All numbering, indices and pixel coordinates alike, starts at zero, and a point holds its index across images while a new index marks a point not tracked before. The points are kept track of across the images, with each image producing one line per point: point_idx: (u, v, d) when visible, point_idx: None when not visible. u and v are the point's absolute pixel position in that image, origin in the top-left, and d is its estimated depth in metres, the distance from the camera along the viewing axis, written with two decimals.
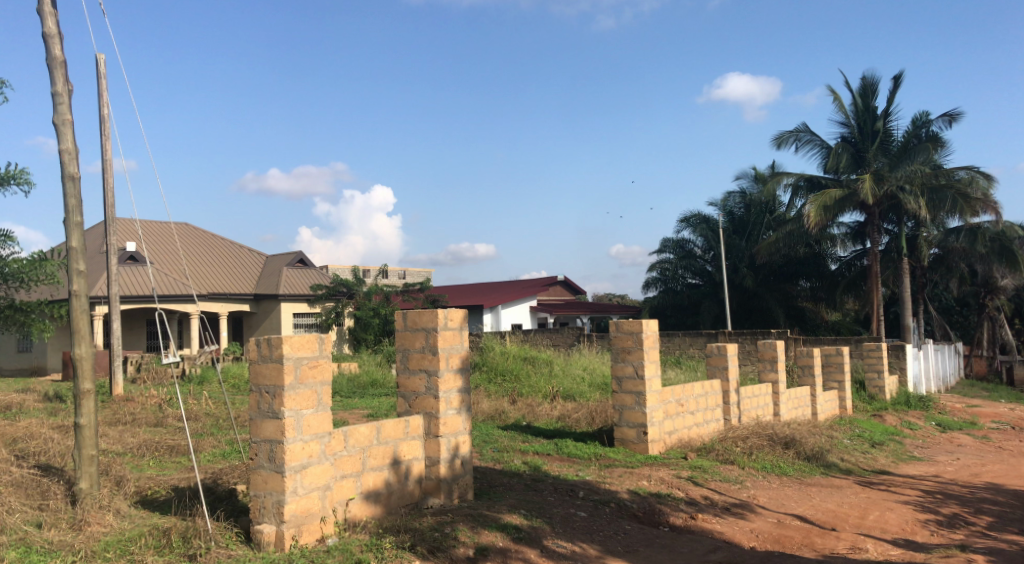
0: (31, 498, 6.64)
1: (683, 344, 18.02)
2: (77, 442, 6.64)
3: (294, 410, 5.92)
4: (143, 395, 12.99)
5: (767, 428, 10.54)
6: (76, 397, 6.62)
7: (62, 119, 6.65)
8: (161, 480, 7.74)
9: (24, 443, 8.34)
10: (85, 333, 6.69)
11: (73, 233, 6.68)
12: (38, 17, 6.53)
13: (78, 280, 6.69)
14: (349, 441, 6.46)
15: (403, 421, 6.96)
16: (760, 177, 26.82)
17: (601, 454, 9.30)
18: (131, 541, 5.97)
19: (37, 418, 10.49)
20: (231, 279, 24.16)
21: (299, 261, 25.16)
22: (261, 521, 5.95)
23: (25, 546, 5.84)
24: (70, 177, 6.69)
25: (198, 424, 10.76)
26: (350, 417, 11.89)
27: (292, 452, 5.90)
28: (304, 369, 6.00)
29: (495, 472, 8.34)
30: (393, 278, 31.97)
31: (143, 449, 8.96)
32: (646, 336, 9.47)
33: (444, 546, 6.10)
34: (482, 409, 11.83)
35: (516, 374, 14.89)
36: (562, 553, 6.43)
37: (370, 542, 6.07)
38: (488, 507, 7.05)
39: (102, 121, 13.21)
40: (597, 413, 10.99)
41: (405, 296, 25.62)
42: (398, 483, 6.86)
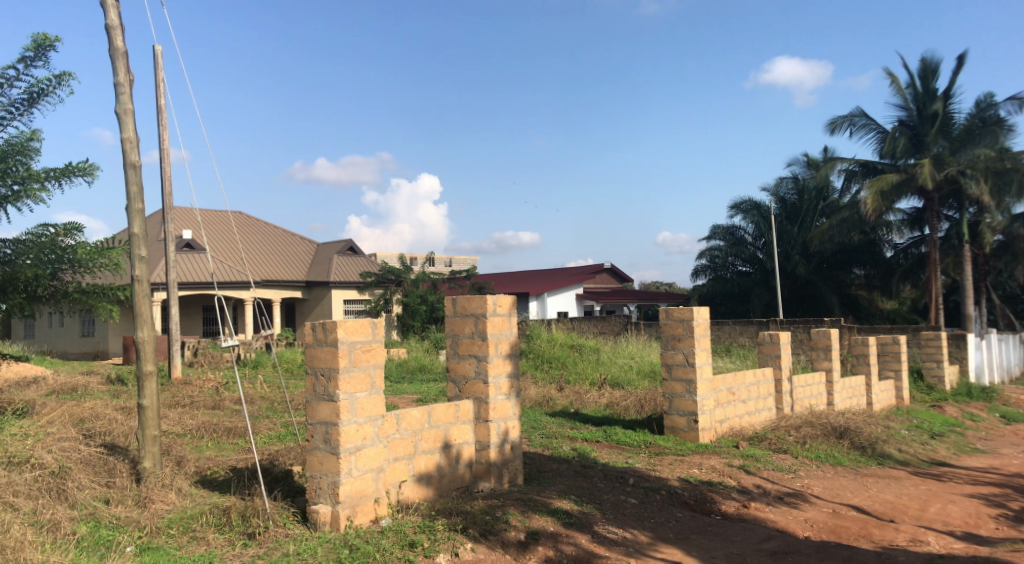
0: (99, 475, 6.87)
1: (734, 332, 17.74)
2: (140, 421, 6.85)
3: (349, 394, 6.03)
4: (200, 378, 13.38)
5: (821, 418, 10.33)
6: (138, 378, 6.83)
7: (123, 108, 6.84)
8: (219, 460, 7.97)
9: (90, 423, 8.67)
10: (147, 317, 6.91)
11: (135, 219, 6.89)
12: (101, 9, 6.72)
13: (140, 265, 6.92)
14: (401, 424, 6.57)
15: (454, 405, 7.05)
16: (814, 162, 26.16)
17: (650, 442, 9.26)
18: (193, 519, 6.16)
19: (101, 400, 10.85)
20: (282, 266, 24.62)
21: (348, 249, 25.57)
22: (317, 501, 6.09)
23: (95, 521, 6.07)
24: (131, 164, 6.89)
25: (254, 406, 11.07)
26: (400, 401, 12.09)
27: (347, 435, 6.02)
28: (358, 352, 6.11)
29: (545, 458, 8.40)
30: (440, 266, 32.29)
31: (202, 431, 9.22)
32: (698, 324, 9.41)
33: (495, 530, 6.16)
34: (529, 396, 11.90)
35: (562, 361, 14.87)
36: (613, 540, 6.42)
37: (423, 523, 6.15)
38: (538, 492, 7.11)
39: (160, 111, 13.54)
40: (646, 401, 10.95)
41: (452, 283, 25.48)
42: (449, 467, 6.96)
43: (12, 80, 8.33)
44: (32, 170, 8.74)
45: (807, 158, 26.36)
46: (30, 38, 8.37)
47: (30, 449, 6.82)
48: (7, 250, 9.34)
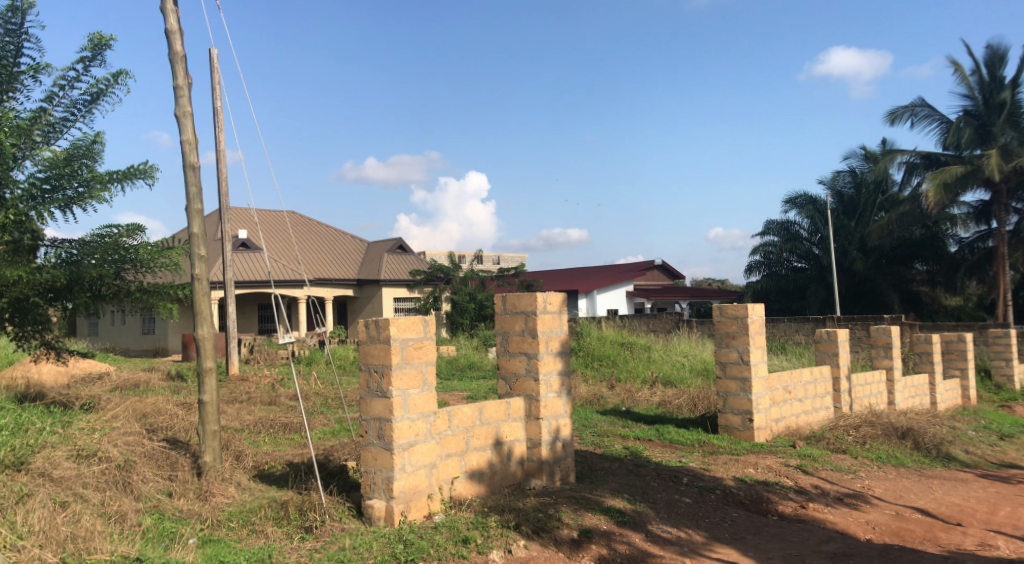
0: (162, 469, 7.07)
1: (789, 329, 17.39)
2: (201, 417, 7.02)
3: (402, 390, 6.08)
4: (256, 375, 13.68)
5: (882, 418, 10.07)
6: (198, 374, 7.00)
7: (182, 111, 7.00)
8: (276, 455, 8.12)
9: (153, 418, 8.92)
10: (207, 315, 7.07)
11: (195, 220, 7.07)
12: (161, 14, 6.90)
13: (199, 265, 7.10)
14: (453, 421, 6.59)
15: (505, 403, 7.05)
16: (872, 154, 25.49)
17: (704, 441, 9.14)
18: (252, 512, 6.30)
19: (163, 395, 11.16)
20: (334, 265, 24.99)
21: (398, 247, 25.84)
22: (371, 496, 6.16)
23: (159, 513, 6.24)
24: (190, 166, 7.06)
25: (309, 402, 11.27)
26: (451, 398, 12.16)
27: (400, 430, 6.07)
28: (410, 349, 6.15)
29: (597, 456, 8.36)
30: (488, 264, 32.40)
31: (259, 426, 9.41)
32: (752, 321, 9.27)
33: (548, 527, 6.15)
34: (580, 394, 11.86)
35: (613, 359, 14.77)
36: (668, 539, 6.36)
37: (476, 520, 6.18)
38: (590, 490, 7.08)
39: (216, 113, 13.86)
40: (699, 399, 10.82)
41: (500, 280, 25.52)
42: (501, 464, 6.98)
43: (73, 81, 8.62)
44: (97, 172, 9.03)
45: (865, 151, 25.69)
46: (89, 39, 8.63)
47: (97, 442, 7.04)
48: (73, 251, 9.60)
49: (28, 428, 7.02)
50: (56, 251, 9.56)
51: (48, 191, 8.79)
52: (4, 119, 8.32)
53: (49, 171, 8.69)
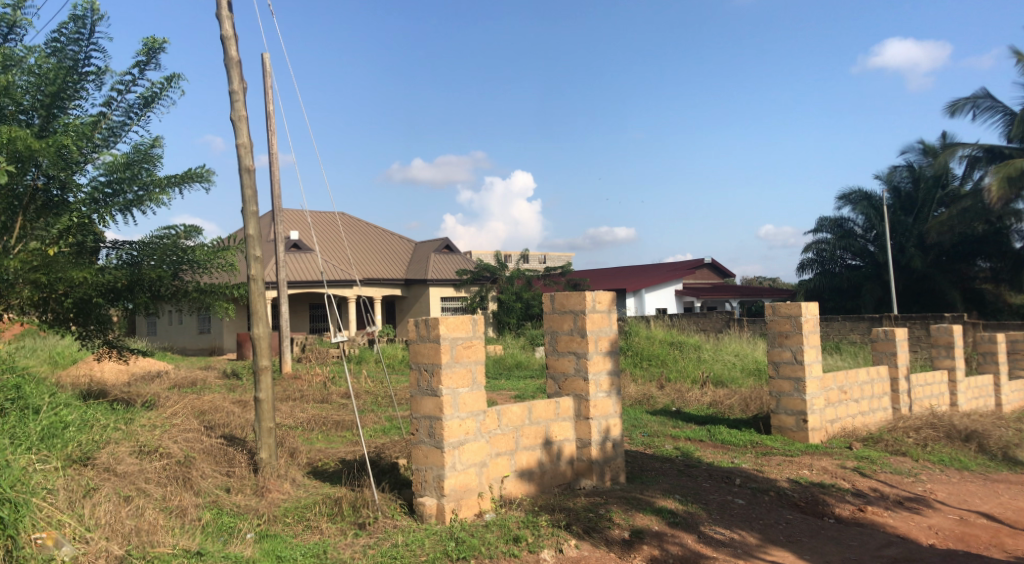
0: (220, 465, 7.24)
1: (844, 328, 17.01)
2: (257, 414, 7.17)
3: (451, 389, 6.11)
4: (309, 373, 13.92)
5: (943, 420, 9.78)
6: (254, 373, 7.15)
7: (237, 115, 7.16)
8: (329, 452, 8.26)
9: (210, 415, 9.15)
10: (262, 314, 7.22)
11: (250, 221, 7.22)
12: (217, 21, 7.07)
13: (255, 265, 7.25)
14: (503, 420, 6.61)
15: (554, 402, 7.05)
16: (931, 148, 24.78)
17: (757, 442, 9.00)
18: (307, 508, 6.41)
19: (219, 393, 11.44)
20: (383, 265, 25.28)
21: (445, 247, 26.02)
22: (422, 494, 6.22)
23: (218, 508, 6.38)
24: (246, 169, 7.21)
25: (360, 400, 11.43)
26: (499, 397, 12.20)
27: (451, 429, 6.11)
28: (459, 348, 6.19)
29: (647, 456, 8.30)
30: (536, 263, 32.42)
31: (312, 424, 9.56)
32: (806, 320, 9.10)
33: (598, 527, 6.13)
34: (629, 394, 11.79)
35: (662, 359, 14.63)
36: (720, 540, 6.28)
37: (527, 518, 6.19)
38: (641, 491, 7.04)
39: (268, 117, 14.14)
40: (751, 400, 10.66)
41: (547, 279, 25.48)
42: (551, 463, 6.98)
43: (129, 84, 8.88)
44: (155, 175, 9.29)
45: (923, 145, 24.94)
46: (142, 43, 8.87)
47: (158, 438, 7.23)
48: (133, 252, 9.88)
49: (94, 424, 7.25)
50: (117, 253, 9.86)
51: (110, 194, 9.07)
52: (67, 124, 8.61)
53: (110, 174, 8.96)
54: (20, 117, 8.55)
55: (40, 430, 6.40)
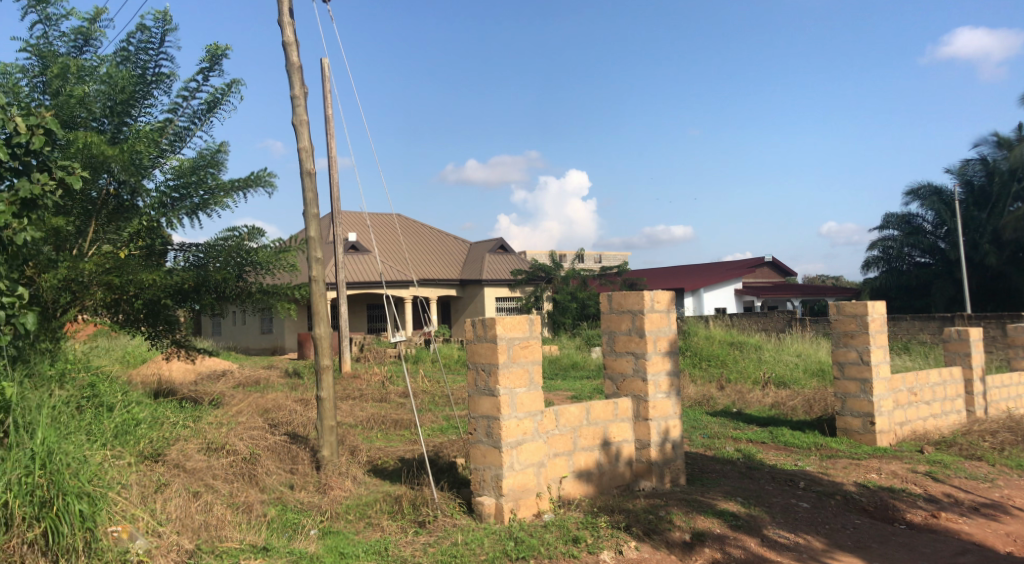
0: (284, 462, 7.39)
1: (913, 328, 16.45)
2: (319, 413, 7.29)
3: (509, 389, 6.12)
4: (368, 373, 14.12)
5: (1021, 423, 9.38)
6: (316, 372, 7.29)
7: (299, 120, 7.30)
8: (389, 450, 8.35)
9: (274, 413, 9.35)
10: (324, 315, 7.34)
11: (312, 223, 7.35)
12: (279, 28, 7.22)
13: (316, 266, 7.38)
14: (560, 421, 6.58)
15: (612, 403, 6.99)
16: (1006, 140, 23.83)
17: (822, 444, 8.77)
18: (368, 506, 6.50)
19: (282, 392, 11.69)
20: (439, 266, 25.49)
21: (500, 247, 26.11)
22: (481, 493, 6.24)
23: (282, 504, 6.52)
24: (307, 172, 7.34)
25: (418, 400, 11.53)
26: (556, 398, 12.17)
27: (508, 429, 6.11)
28: (516, 348, 6.19)
29: (707, 458, 8.17)
30: (592, 263, 32.26)
31: (372, 423, 9.69)
32: (872, 319, 8.85)
33: (659, 529, 6.06)
34: (688, 395, 11.62)
35: (722, 359, 14.38)
36: (785, 544, 6.14)
37: (586, 519, 6.15)
38: (702, 493, 6.93)
39: (327, 121, 14.39)
40: (815, 401, 10.40)
41: (602, 279, 25.32)
42: (609, 464, 6.93)
43: (194, 91, 9.14)
44: (220, 180, 9.52)
45: (997, 136, 24.15)
46: (206, 50, 9.12)
47: (225, 436, 7.43)
48: (200, 255, 10.18)
49: (164, 422, 7.50)
50: (184, 256, 10.16)
51: (177, 198, 9.36)
52: (137, 131, 8.92)
53: (178, 179, 9.24)
54: (94, 124, 8.89)
55: (114, 427, 6.63)
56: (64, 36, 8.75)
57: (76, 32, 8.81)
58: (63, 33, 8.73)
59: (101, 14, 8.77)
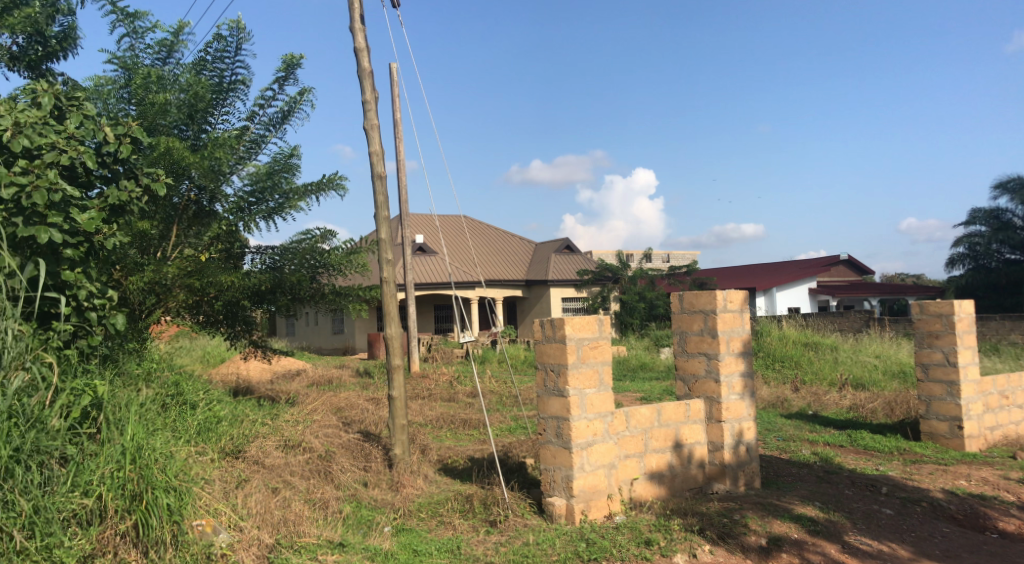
0: (358, 460, 7.53)
1: (1002, 329, 15.72)
2: (391, 411, 7.40)
3: (578, 389, 6.08)
4: (436, 373, 14.28)
5: None
6: (388, 371, 7.40)
7: (370, 124, 7.42)
8: (459, 450, 8.42)
9: (347, 412, 9.55)
10: (395, 315, 7.44)
11: (383, 225, 7.46)
12: (350, 34, 7.36)
13: (387, 268, 7.49)
14: (631, 422, 6.52)
15: (684, 404, 6.89)
16: None
17: (904, 449, 8.46)
18: (440, 504, 6.56)
19: (354, 391, 11.92)
20: (505, 267, 25.59)
21: (566, 247, 26.06)
22: (552, 494, 6.23)
23: (357, 501, 6.63)
24: (378, 176, 7.46)
25: (486, 400, 11.60)
26: (624, 398, 12.06)
27: (578, 430, 6.08)
28: (586, 349, 6.16)
29: (783, 461, 7.97)
30: (659, 263, 31.89)
31: (441, 421, 9.80)
32: (959, 319, 8.49)
33: (734, 533, 5.93)
34: (762, 397, 11.36)
35: (796, 360, 14.00)
36: (867, 551, 5.92)
37: (658, 522, 6.06)
38: (778, 497, 6.76)
39: (396, 125, 14.60)
40: (897, 404, 10.04)
41: (671, 278, 24.97)
42: (681, 466, 6.83)
43: (270, 99, 9.40)
44: (294, 184, 9.75)
45: None
46: (282, 60, 9.37)
47: (301, 434, 7.62)
48: (275, 257, 10.44)
49: (243, 419, 7.74)
50: (261, 258, 10.45)
51: (253, 203, 9.64)
52: (216, 138, 9.22)
53: (254, 184, 9.51)
54: (176, 131, 9.22)
55: (197, 424, 6.87)
56: (149, 48, 9.11)
57: (161, 44, 9.16)
58: (149, 45, 9.09)
59: (184, 27, 9.10)
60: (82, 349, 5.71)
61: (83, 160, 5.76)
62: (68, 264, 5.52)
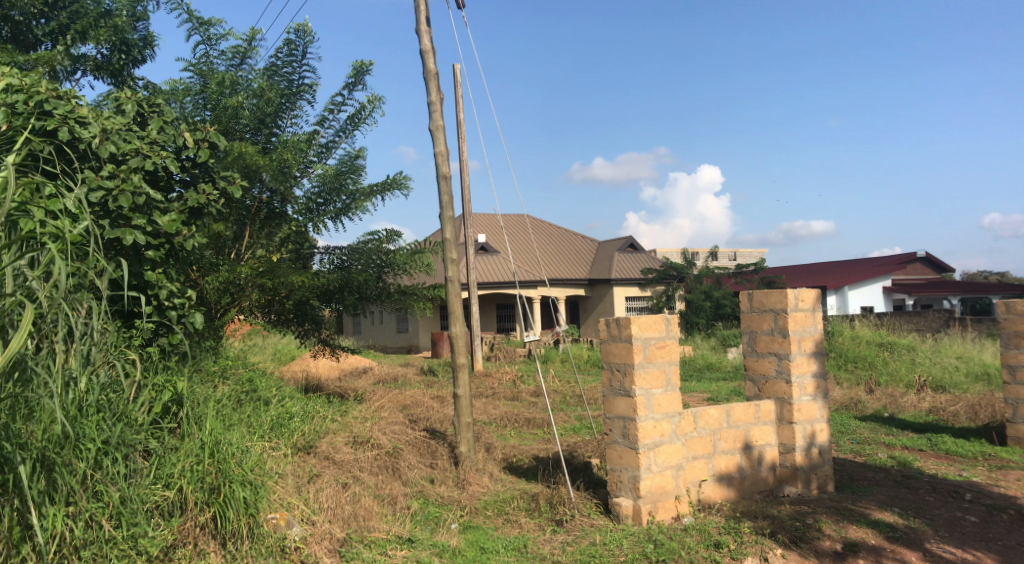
0: (424, 457, 7.62)
1: None
2: (456, 410, 7.45)
3: (645, 389, 6.02)
4: (499, 371, 14.34)
5: None
6: (453, 369, 7.45)
7: (435, 125, 7.49)
8: (523, 448, 8.43)
9: (413, 410, 9.67)
10: (459, 314, 7.49)
11: (447, 225, 7.53)
12: (416, 36, 7.44)
13: (452, 267, 7.55)
14: (699, 422, 6.41)
15: (754, 405, 6.74)
16: None
17: (989, 454, 8.10)
18: (506, 502, 6.59)
19: (419, 389, 12.08)
20: (568, 266, 25.54)
21: (630, 246, 25.85)
22: (618, 494, 6.17)
23: (424, 497, 6.70)
24: (443, 176, 7.52)
25: (550, 399, 11.59)
26: (691, 399, 11.88)
27: (645, 430, 6.01)
28: (652, 349, 6.08)
29: (858, 465, 7.73)
30: (725, 262, 31.33)
31: (505, 420, 9.82)
32: None
33: (807, 537, 5.77)
34: (834, 398, 11.05)
35: (870, 361, 13.55)
36: (950, 560, 5.68)
37: (728, 524, 5.95)
38: (854, 501, 6.56)
39: (459, 126, 14.73)
40: (981, 407, 9.61)
41: (738, 277, 24.38)
42: (751, 469, 6.69)
43: (338, 104, 9.58)
44: (360, 185, 9.93)
45: None
46: (351, 66, 9.53)
47: (369, 430, 7.74)
48: (343, 257, 10.63)
49: (314, 415, 7.91)
50: (329, 258, 10.66)
51: (321, 204, 9.84)
52: (286, 141, 9.45)
53: (322, 186, 9.71)
54: (248, 135, 9.49)
55: (270, 420, 7.05)
56: (223, 55, 9.39)
57: (234, 51, 9.43)
58: (223, 52, 9.37)
59: (256, 34, 9.36)
60: (164, 347, 5.96)
61: (164, 164, 5.96)
62: (150, 265, 5.74)
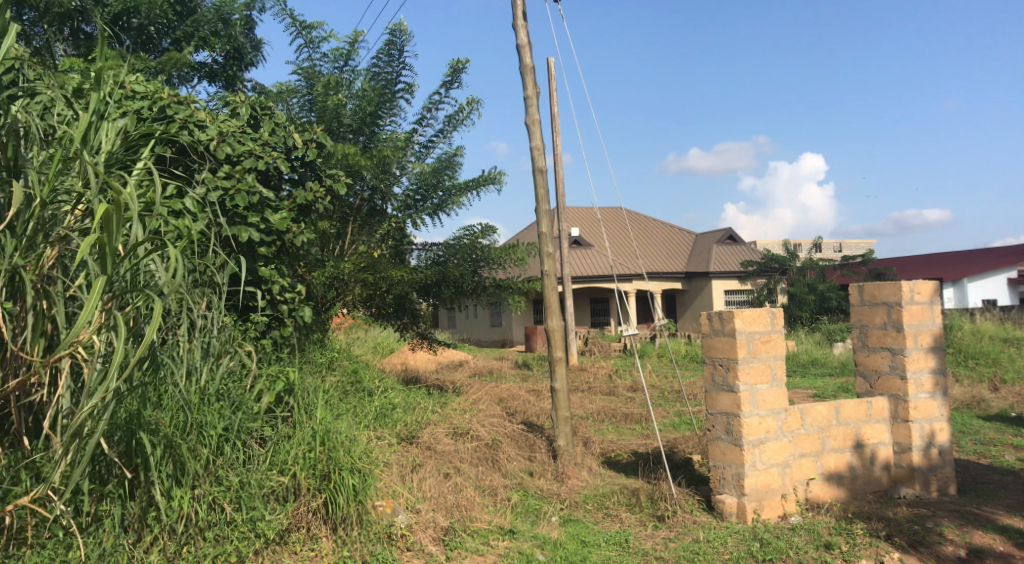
0: (523, 450, 7.66)
1: None
2: (554, 403, 7.45)
3: (749, 385, 5.85)
4: (596, 366, 14.27)
5: None
6: (550, 363, 7.45)
7: (532, 119, 7.50)
8: (621, 443, 8.35)
9: (510, 403, 9.74)
10: (556, 308, 7.48)
11: (544, 219, 7.52)
12: (513, 31, 7.46)
13: (548, 261, 7.54)
14: (807, 419, 6.18)
15: (865, 402, 6.45)
16: None
17: None
18: (606, 497, 6.54)
19: (515, 382, 12.14)
20: (664, 259, 25.15)
21: (728, 238, 25.21)
22: (722, 491, 6.03)
23: (524, 490, 6.74)
24: (539, 170, 7.52)
25: (648, 395, 11.44)
26: (795, 396, 11.48)
27: (750, 427, 5.84)
28: (757, 343, 5.91)
29: (982, 467, 7.29)
30: (831, 253, 30.11)
31: (603, 415, 9.76)
32: None
33: (927, 542, 5.48)
34: (953, 397, 10.44)
35: (993, 358, 12.73)
36: None
37: (839, 525, 5.71)
38: (977, 505, 6.18)
39: (553, 119, 14.71)
40: None
41: (845, 269, 23.22)
42: (863, 468, 6.40)
43: (435, 103, 9.73)
44: (456, 181, 10.08)
45: None
46: (448, 66, 9.67)
47: (468, 422, 7.84)
48: (440, 253, 10.82)
49: (415, 407, 8.08)
50: (427, 254, 10.88)
51: (419, 200, 10.03)
52: (385, 140, 9.68)
53: (419, 182, 9.89)
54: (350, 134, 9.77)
55: (374, 411, 7.25)
56: (326, 57, 9.71)
57: (336, 53, 9.73)
58: (325, 53, 9.68)
59: (357, 36, 9.63)
60: (276, 339, 6.21)
61: (276, 164, 6.22)
62: (263, 261, 6.01)
